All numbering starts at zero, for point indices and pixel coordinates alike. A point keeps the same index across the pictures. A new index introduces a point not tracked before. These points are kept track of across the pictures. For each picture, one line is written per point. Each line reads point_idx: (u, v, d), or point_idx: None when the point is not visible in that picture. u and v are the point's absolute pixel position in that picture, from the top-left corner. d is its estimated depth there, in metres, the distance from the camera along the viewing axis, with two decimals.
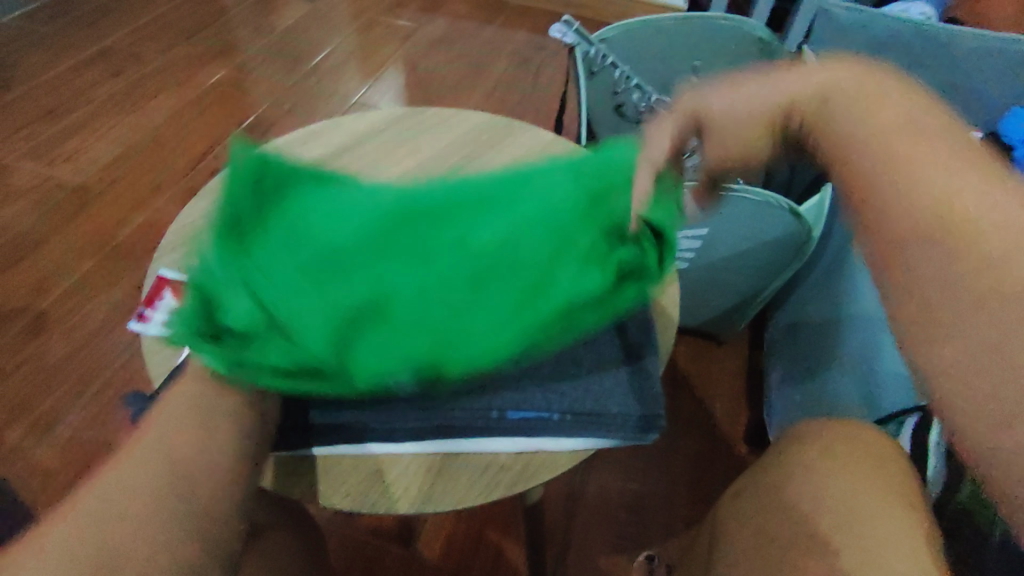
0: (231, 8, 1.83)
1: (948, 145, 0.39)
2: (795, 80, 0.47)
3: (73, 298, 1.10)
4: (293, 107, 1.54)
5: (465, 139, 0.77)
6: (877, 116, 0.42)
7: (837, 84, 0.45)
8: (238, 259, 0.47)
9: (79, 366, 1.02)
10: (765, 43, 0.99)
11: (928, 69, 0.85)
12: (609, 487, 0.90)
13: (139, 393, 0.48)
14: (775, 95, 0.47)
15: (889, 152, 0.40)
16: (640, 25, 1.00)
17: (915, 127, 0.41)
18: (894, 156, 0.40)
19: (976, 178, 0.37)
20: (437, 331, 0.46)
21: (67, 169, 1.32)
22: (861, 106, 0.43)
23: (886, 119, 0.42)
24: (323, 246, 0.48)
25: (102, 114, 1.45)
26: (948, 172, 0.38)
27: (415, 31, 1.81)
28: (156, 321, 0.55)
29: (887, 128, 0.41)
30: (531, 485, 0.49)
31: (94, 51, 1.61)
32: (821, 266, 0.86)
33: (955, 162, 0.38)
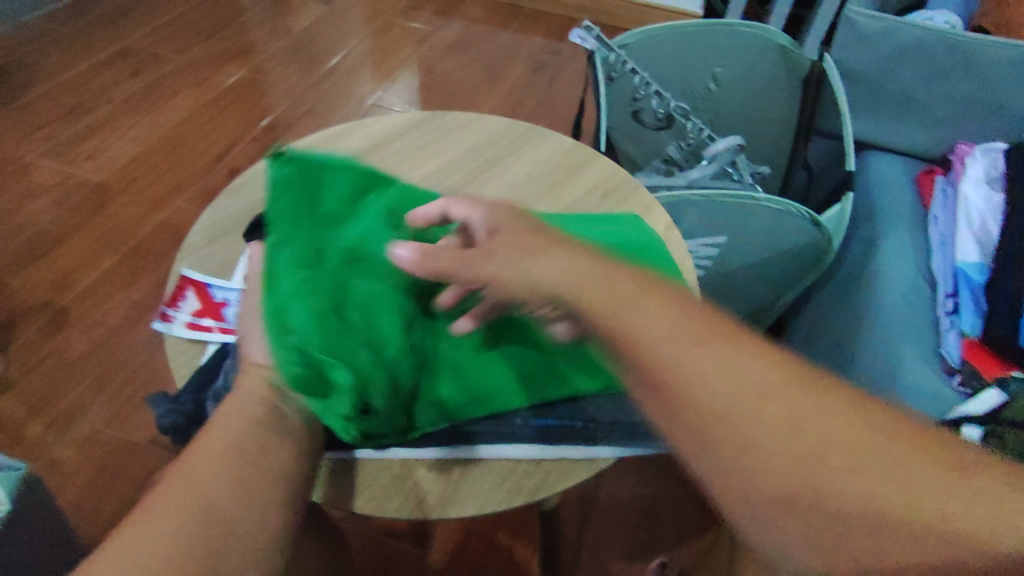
0: (249, 10, 1.84)
1: (734, 376, 0.32)
2: (554, 261, 0.40)
3: (93, 295, 1.11)
4: (309, 109, 1.55)
5: (488, 142, 0.77)
6: (656, 316, 0.35)
7: (612, 273, 0.38)
8: (312, 273, 0.46)
9: (98, 363, 1.03)
10: (786, 50, 0.98)
11: (951, 78, 0.84)
12: (622, 493, 0.90)
13: (162, 394, 0.48)
14: (544, 269, 0.40)
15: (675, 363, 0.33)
16: (661, 32, 1.01)
17: (697, 329, 0.34)
18: (663, 361, 0.33)
19: (751, 397, 0.31)
20: (478, 370, 0.49)
21: (87, 168, 1.34)
22: (618, 306, 0.36)
23: (664, 325, 0.34)
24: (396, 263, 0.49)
25: (121, 113, 1.47)
26: (727, 378, 0.32)
27: (431, 34, 1.81)
28: (181, 321, 0.56)
29: (660, 337, 0.34)
30: (555, 492, 0.49)
31: (114, 51, 1.63)
32: (840, 278, 0.86)
33: (734, 395, 0.31)
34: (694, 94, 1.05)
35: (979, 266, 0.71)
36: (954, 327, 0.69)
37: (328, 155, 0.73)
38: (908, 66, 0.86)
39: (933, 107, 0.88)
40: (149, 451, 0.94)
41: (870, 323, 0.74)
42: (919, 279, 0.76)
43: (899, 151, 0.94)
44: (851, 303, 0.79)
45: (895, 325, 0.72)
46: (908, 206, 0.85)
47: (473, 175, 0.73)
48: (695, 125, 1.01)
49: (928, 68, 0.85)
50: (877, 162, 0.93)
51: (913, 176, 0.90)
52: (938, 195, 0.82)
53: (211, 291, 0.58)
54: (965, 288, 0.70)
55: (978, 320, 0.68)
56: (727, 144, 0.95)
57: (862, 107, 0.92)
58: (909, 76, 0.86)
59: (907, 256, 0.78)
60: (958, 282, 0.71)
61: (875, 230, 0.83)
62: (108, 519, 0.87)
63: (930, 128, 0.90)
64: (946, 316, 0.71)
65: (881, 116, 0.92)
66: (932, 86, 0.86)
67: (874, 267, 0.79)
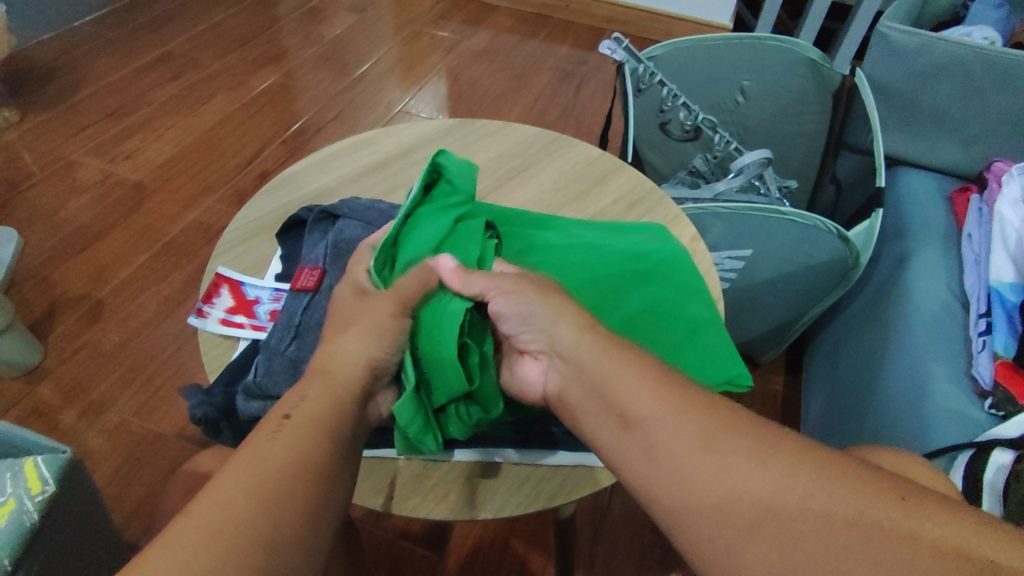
0: (284, 17, 1.90)
1: (698, 425, 0.37)
2: (568, 330, 0.44)
3: (127, 290, 1.15)
4: (338, 114, 1.59)
5: (514, 152, 0.78)
6: (636, 382, 0.40)
7: (592, 347, 0.42)
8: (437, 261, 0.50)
9: (131, 354, 1.06)
10: (817, 65, 0.97)
11: (990, 95, 0.83)
12: (637, 506, 0.89)
13: (195, 386, 0.48)
14: (565, 334, 0.44)
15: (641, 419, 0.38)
16: (690, 44, 1.00)
17: (667, 394, 0.39)
18: (643, 417, 0.38)
19: (712, 445, 0.35)
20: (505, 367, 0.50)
21: (126, 167, 1.38)
22: (609, 365, 0.41)
23: (642, 389, 0.39)
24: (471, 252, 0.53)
25: (160, 115, 1.52)
26: (696, 421, 0.37)
27: (459, 43, 1.84)
28: (215, 317, 0.57)
29: (652, 416, 0.38)
30: (575, 500, 0.49)
31: (155, 56, 1.69)
32: (868, 294, 0.85)
33: (693, 439, 0.36)
34: (721, 106, 1.06)
35: (1014, 285, 0.69)
36: (986, 347, 0.67)
37: (357, 161, 0.75)
38: (942, 83, 0.84)
39: (968, 125, 0.86)
40: (175, 443, 0.96)
41: (898, 341, 0.73)
42: (950, 298, 0.75)
43: (931, 168, 0.93)
44: (881, 320, 0.79)
45: (924, 345, 0.71)
46: (941, 223, 0.83)
47: (498, 184, 0.74)
48: (723, 137, 1.00)
49: (965, 84, 0.83)
50: (907, 179, 0.91)
51: (946, 193, 0.88)
52: (973, 214, 0.80)
53: (244, 289, 0.59)
54: (998, 308, 0.69)
55: (1009, 339, 0.66)
56: (753, 158, 0.91)
57: (894, 122, 0.91)
58: (944, 93, 0.85)
59: (940, 274, 0.77)
60: (992, 302, 0.70)
61: (905, 246, 0.82)
62: (133, 507, 0.90)
63: (965, 145, 0.88)
64: (978, 336, 0.69)
65: (914, 131, 0.91)
66: (969, 102, 0.84)
67: (904, 283, 0.78)
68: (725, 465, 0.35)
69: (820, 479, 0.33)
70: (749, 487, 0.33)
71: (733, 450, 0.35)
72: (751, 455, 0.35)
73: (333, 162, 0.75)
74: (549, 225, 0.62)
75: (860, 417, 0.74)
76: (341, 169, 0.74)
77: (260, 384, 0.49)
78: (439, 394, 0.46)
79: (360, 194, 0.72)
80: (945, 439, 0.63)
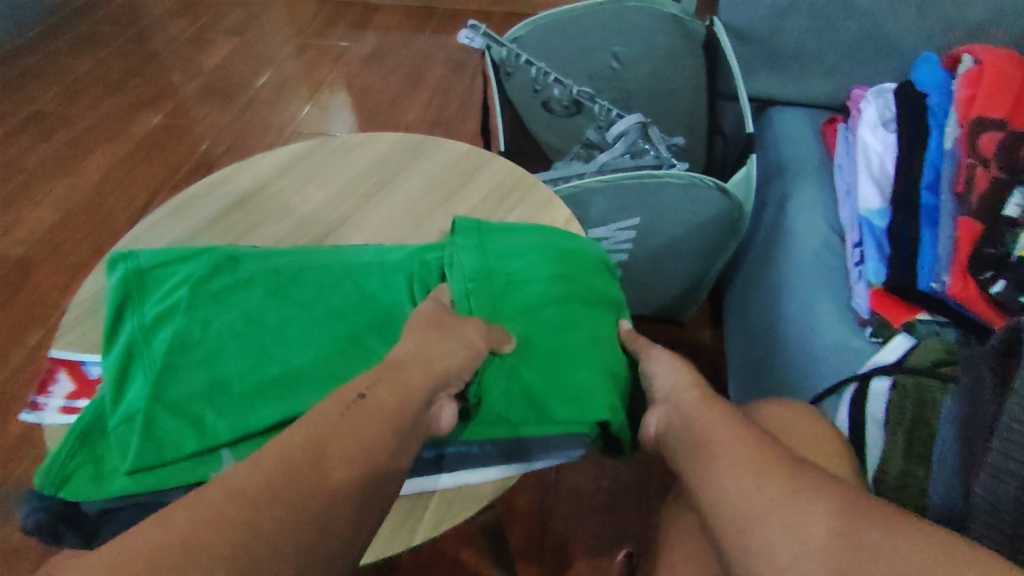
0: (160, 52, 1.80)
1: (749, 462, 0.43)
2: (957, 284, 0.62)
3: (21, 375, 1.10)
4: (230, 146, 1.52)
5: (378, 163, 0.75)
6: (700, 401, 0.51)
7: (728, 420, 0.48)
8: (273, 348, 0.51)
9: (38, 443, 1.02)
10: (679, 19, 0.97)
11: (834, 25, 0.84)
12: (581, 486, 0.89)
13: (33, 489, 0.44)
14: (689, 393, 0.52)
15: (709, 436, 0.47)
16: (550, 20, 0.98)
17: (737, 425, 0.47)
18: (711, 441, 0.46)
19: (789, 505, 0.39)
20: (270, 394, 0.48)
21: (7, 244, 1.30)
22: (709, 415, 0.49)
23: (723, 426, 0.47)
24: (305, 319, 0.53)
25: (37, 181, 1.43)
26: (730, 431, 0.47)
27: (349, 50, 1.78)
28: (53, 408, 0.51)
29: (723, 441, 0.46)
30: (448, 528, 0.48)
31: (22, 118, 1.58)
32: (761, 243, 0.83)
33: (742, 449, 0.45)
34: (598, 76, 1.00)
35: (881, 211, 0.68)
36: (862, 278, 0.66)
37: (213, 204, 0.70)
38: (791, 20, 0.85)
39: (824, 55, 0.87)
40: None
41: (785, 281, 0.73)
42: (830, 233, 0.75)
43: (800, 103, 0.92)
44: (769, 268, 0.78)
45: (809, 286, 0.71)
46: (816, 157, 0.83)
47: (364, 201, 0.71)
48: (603, 105, 0.97)
49: (814, 17, 0.84)
50: (781, 118, 0.91)
51: (817, 126, 0.88)
52: (840, 143, 0.80)
53: (85, 368, 0.53)
54: (869, 237, 0.67)
55: (882, 265, 0.65)
56: (630, 123, 0.93)
57: (757, 66, 0.91)
58: (797, 28, 0.86)
59: (818, 209, 0.77)
60: (863, 232, 0.69)
61: (785, 185, 0.81)
62: None
63: (825, 77, 0.89)
64: (855, 267, 0.68)
65: (780, 72, 0.91)
66: (819, 36, 0.86)
67: (788, 226, 0.77)
68: (751, 468, 0.43)
69: (776, 479, 0.41)
70: (752, 494, 0.41)
71: (756, 465, 0.43)
72: (833, 506, 0.39)
73: (187, 209, 0.70)
74: (381, 269, 0.56)
75: (768, 379, 0.73)
76: (196, 215, 0.69)
77: (79, 490, 0.45)
78: (78, 452, 0.46)
79: (216, 241, 0.67)
80: (833, 379, 0.64)
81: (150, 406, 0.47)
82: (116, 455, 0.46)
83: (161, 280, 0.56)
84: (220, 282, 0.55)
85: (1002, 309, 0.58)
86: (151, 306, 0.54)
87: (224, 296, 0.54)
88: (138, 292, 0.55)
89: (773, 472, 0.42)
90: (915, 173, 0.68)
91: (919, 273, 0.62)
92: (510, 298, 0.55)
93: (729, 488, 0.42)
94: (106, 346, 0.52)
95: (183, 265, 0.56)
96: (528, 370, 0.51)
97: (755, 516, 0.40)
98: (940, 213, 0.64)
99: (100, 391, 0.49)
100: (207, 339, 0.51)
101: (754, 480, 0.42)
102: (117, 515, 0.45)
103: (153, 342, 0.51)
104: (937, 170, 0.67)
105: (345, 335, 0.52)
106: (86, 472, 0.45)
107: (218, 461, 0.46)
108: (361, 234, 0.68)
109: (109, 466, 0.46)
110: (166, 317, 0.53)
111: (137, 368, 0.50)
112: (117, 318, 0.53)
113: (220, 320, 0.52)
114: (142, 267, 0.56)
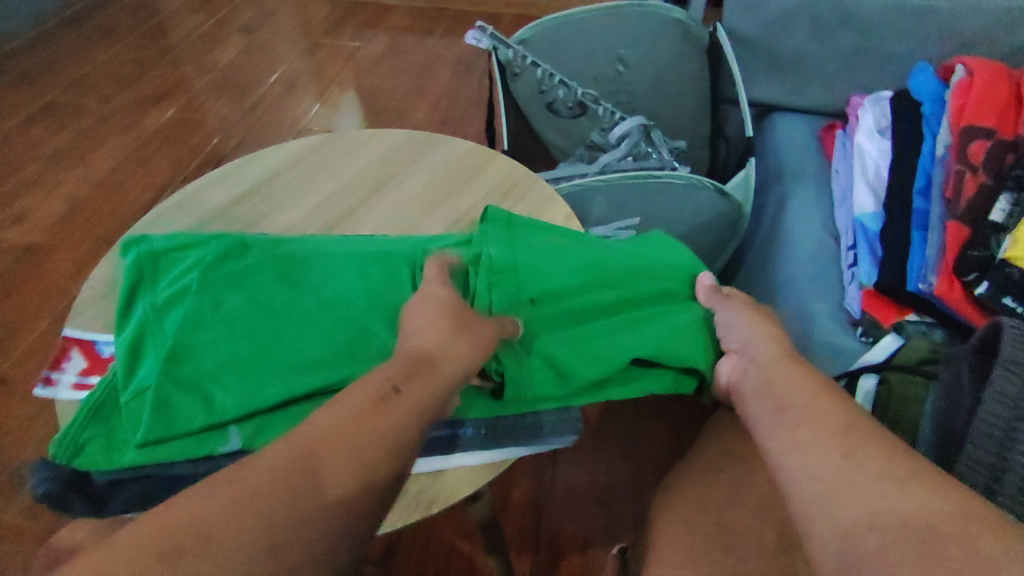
0: (173, 48, 1.83)
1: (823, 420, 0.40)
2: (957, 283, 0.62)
3: (30, 360, 1.13)
4: (240, 140, 1.54)
5: (385, 158, 0.77)
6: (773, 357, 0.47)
7: (801, 377, 0.44)
8: (284, 331, 0.53)
9: (44, 425, 1.04)
10: (684, 24, 1.00)
11: (834, 34, 0.86)
12: (578, 482, 0.90)
13: (46, 458, 0.46)
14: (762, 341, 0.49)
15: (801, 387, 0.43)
16: (557, 22, 1.00)
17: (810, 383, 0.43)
18: (793, 402, 0.42)
19: (855, 466, 0.36)
20: (277, 373, 0.50)
21: (19, 231, 1.33)
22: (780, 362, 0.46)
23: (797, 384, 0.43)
24: (315, 304, 0.54)
25: (49, 170, 1.45)
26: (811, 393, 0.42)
27: (359, 49, 1.81)
28: (66, 383, 0.53)
29: (805, 405, 0.42)
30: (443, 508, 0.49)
31: (37, 108, 1.61)
32: (758, 246, 0.85)
33: (828, 417, 0.40)
34: (603, 78, 1.01)
35: (874, 215, 0.70)
36: (854, 279, 0.68)
37: (223, 193, 0.72)
38: (793, 28, 0.87)
39: (826, 62, 0.88)
40: None
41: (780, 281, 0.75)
42: (825, 236, 0.76)
43: (801, 110, 0.94)
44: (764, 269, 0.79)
45: (805, 286, 0.72)
46: (814, 162, 0.85)
47: (370, 195, 0.73)
48: (607, 108, 0.99)
49: (815, 26, 0.86)
50: (782, 124, 0.92)
51: (816, 132, 0.90)
52: (837, 150, 0.81)
53: (98, 347, 0.55)
54: (863, 240, 0.69)
55: (873, 267, 0.66)
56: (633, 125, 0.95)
57: (759, 72, 0.93)
58: (798, 36, 0.88)
59: (814, 213, 0.79)
60: (857, 235, 0.70)
61: (783, 189, 0.83)
62: None
63: (826, 84, 0.91)
64: (848, 269, 0.70)
65: (782, 78, 0.92)
66: (820, 44, 0.87)
67: (785, 228, 0.79)
68: (835, 435, 0.39)
69: (870, 455, 0.37)
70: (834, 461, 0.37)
71: (845, 437, 0.38)
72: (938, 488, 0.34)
73: (198, 198, 0.72)
74: (386, 258, 0.58)
75: None
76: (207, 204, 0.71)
77: (89, 461, 0.47)
78: (90, 427, 0.48)
79: (225, 229, 0.69)
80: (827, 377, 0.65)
81: (160, 383, 0.49)
82: (128, 428, 0.48)
83: (174, 264, 0.58)
84: (230, 266, 0.57)
85: (986, 310, 0.59)
86: (162, 289, 0.56)
87: (234, 281, 0.56)
88: (151, 275, 0.57)
89: (862, 442, 0.38)
90: (909, 179, 0.69)
91: (908, 275, 0.64)
92: (536, 285, 0.55)
93: (815, 459, 0.38)
94: (117, 326, 0.54)
95: (195, 251, 0.58)
96: (554, 353, 0.52)
97: (844, 489, 0.36)
98: (931, 217, 0.66)
99: (112, 368, 0.51)
100: (219, 321, 0.53)
101: (843, 454, 0.37)
102: (124, 488, 0.47)
103: (166, 322, 0.53)
104: (929, 176, 0.69)
105: (353, 323, 0.53)
106: (98, 444, 0.47)
107: (226, 437, 0.48)
108: (367, 226, 0.70)
109: (120, 439, 0.48)
110: (179, 299, 0.55)
111: (150, 347, 0.52)
112: (129, 300, 0.55)
113: (230, 303, 0.54)
114: (151, 252, 0.58)
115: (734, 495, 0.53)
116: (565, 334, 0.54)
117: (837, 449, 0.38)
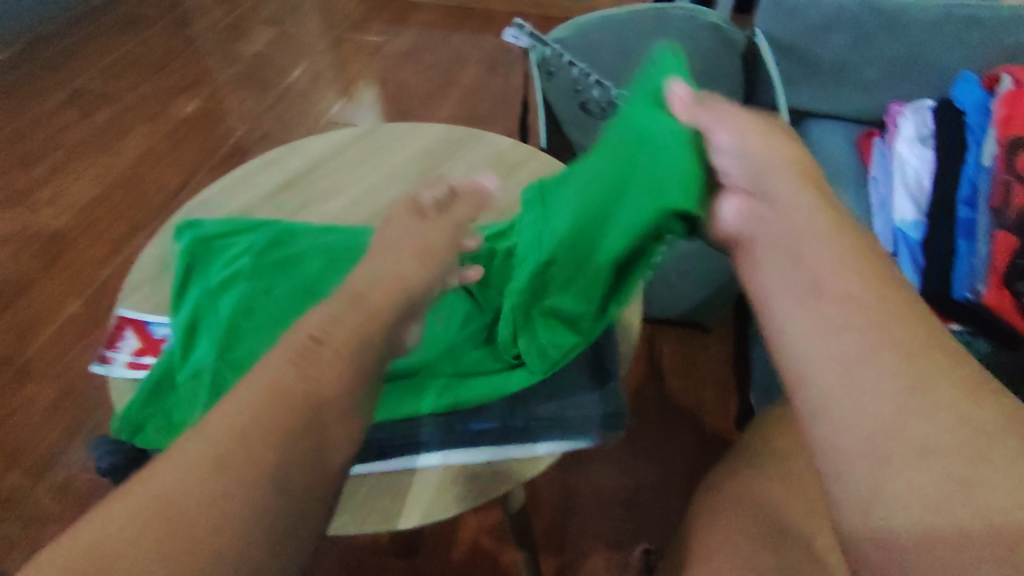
0: (200, 38, 1.84)
1: (881, 335, 0.33)
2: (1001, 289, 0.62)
3: (58, 343, 1.14)
4: (266, 132, 1.55)
5: (424, 153, 0.77)
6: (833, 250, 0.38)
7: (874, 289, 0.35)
8: None
9: (73, 408, 1.06)
10: (721, 29, 0.97)
11: (876, 42, 0.86)
12: (602, 482, 0.91)
13: (106, 435, 0.47)
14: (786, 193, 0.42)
15: (839, 296, 0.36)
16: (594, 22, 0.99)
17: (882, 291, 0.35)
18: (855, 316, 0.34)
19: (922, 414, 0.30)
20: None
21: (47, 215, 1.34)
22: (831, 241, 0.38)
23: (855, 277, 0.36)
24: None
25: (77, 156, 1.47)
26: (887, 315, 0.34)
27: (384, 44, 1.82)
28: (121, 362, 0.54)
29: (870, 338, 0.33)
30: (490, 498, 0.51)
31: (66, 95, 1.63)
32: None
33: (894, 356, 0.32)
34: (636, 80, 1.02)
35: (915, 223, 0.70)
36: None
37: (265, 182, 0.73)
38: (834, 35, 0.87)
39: (866, 70, 0.89)
40: None
41: None
42: None
43: (838, 117, 0.94)
44: None
45: None
46: (850, 169, 0.85)
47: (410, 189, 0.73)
48: None
49: (857, 33, 0.86)
50: (818, 131, 0.92)
51: (852, 139, 0.90)
52: (875, 157, 0.81)
53: (151, 329, 0.56)
54: (903, 247, 0.69)
55: (915, 274, 0.67)
56: None
57: (797, 78, 0.93)
58: (840, 43, 0.88)
59: (852, 220, 0.79)
60: (896, 242, 0.70)
61: None
62: None
63: (866, 92, 0.91)
64: None
65: (820, 85, 0.93)
66: (861, 52, 0.88)
67: None
68: (906, 379, 0.31)
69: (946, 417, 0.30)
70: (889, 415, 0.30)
71: (916, 383, 0.31)
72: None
73: (240, 186, 0.73)
74: None
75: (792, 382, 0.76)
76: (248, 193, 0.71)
77: (146, 437, 0.48)
78: (148, 405, 0.49)
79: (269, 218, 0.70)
80: None
81: (215, 364, 0.50)
82: (183, 406, 0.49)
83: (224, 247, 0.58)
84: (282, 252, 0.57)
85: None
86: (214, 273, 0.56)
87: (285, 267, 0.56)
88: (204, 259, 0.58)
89: (944, 404, 0.30)
90: (953, 187, 0.69)
91: (955, 282, 0.65)
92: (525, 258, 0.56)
93: (871, 411, 0.31)
94: (172, 308, 0.55)
95: (246, 236, 0.59)
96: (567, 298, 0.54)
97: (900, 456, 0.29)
98: (978, 226, 0.66)
99: (168, 348, 0.52)
100: (271, 304, 0.53)
101: (905, 408, 0.30)
102: None
103: (219, 305, 0.54)
104: (975, 185, 0.69)
105: None
106: (156, 422, 0.48)
107: None
108: None
109: (175, 417, 0.48)
110: (230, 282, 0.55)
111: (202, 328, 0.53)
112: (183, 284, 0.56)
113: (282, 288, 0.55)
114: (204, 236, 0.59)
115: (777, 499, 0.53)
116: (565, 280, 0.54)
117: (902, 406, 0.31)
